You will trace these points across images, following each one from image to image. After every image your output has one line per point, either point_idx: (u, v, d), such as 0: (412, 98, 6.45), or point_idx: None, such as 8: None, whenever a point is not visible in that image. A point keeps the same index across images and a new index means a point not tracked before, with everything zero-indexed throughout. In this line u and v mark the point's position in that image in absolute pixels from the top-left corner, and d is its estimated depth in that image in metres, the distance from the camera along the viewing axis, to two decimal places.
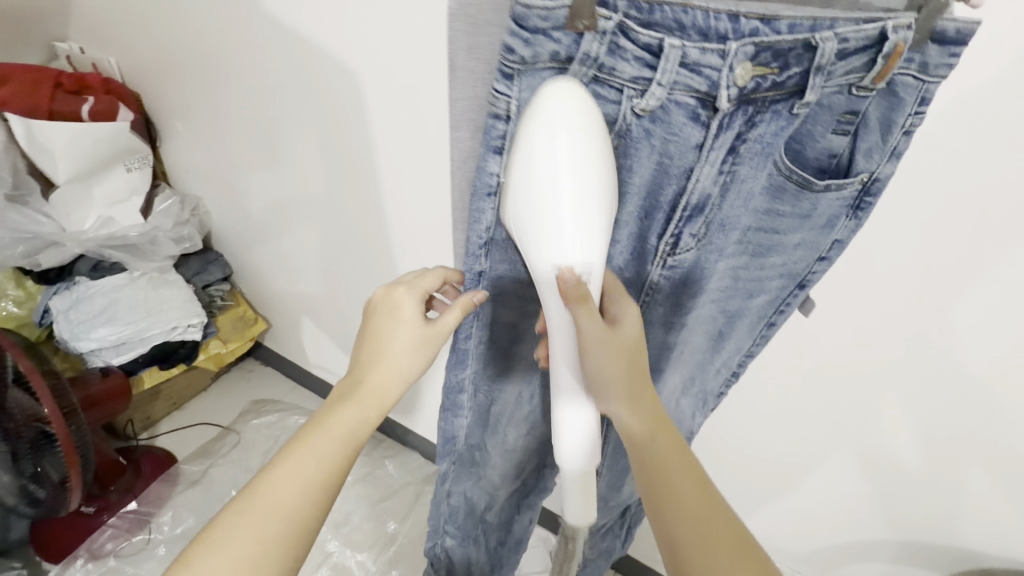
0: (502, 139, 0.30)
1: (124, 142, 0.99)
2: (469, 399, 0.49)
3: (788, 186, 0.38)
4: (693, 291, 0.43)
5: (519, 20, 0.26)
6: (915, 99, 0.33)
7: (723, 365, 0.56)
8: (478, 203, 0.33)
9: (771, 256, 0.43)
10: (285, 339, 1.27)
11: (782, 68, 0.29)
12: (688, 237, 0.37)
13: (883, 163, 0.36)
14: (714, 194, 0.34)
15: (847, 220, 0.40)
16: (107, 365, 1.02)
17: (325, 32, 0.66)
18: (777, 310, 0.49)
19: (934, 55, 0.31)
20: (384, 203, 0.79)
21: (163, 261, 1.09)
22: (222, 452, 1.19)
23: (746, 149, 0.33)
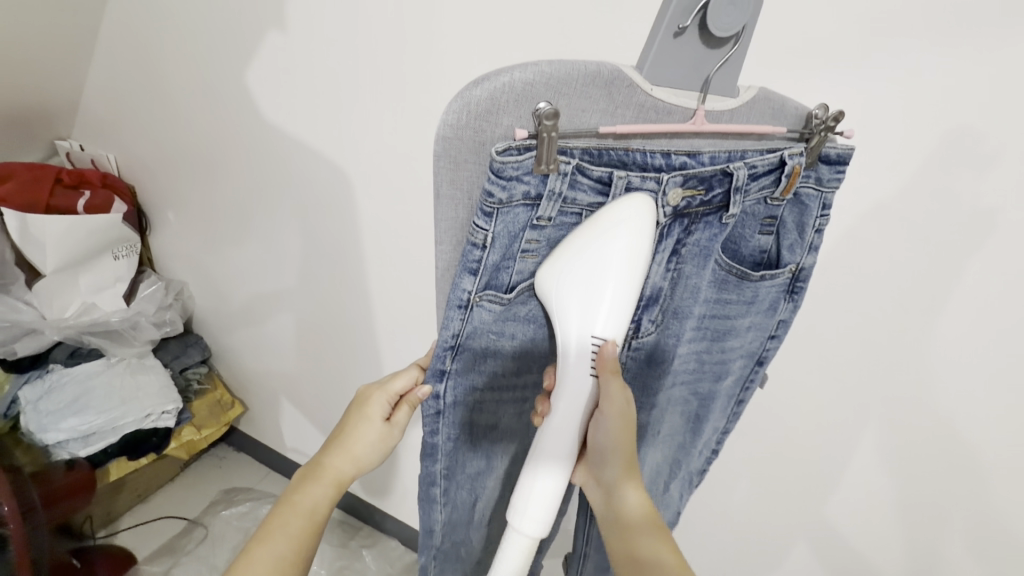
0: (476, 262, 0.35)
1: (115, 232, 1.02)
2: (442, 493, 0.50)
3: (731, 278, 0.44)
4: (657, 375, 0.46)
5: (497, 171, 0.31)
6: (819, 205, 0.42)
7: (705, 447, 0.59)
8: (448, 313, 0.37)
9: (729, 339, 0.48)
10: (262, 423, 1.25)
11: (707, 189, 0.36)
12: (647, 322, 0.41)
13: (804, 255, 0.44)
14: (665, 286, 0.40)
15: (787, 302, 0.47)
16: (73, 458, 0.98)
17: (324, 139, 0.73)
18: (743, 387, 0.54)
19: (825, 172, 0.40)
20: (370, 287, 0.84)
21: (143, 346, 1.09)
22: (188, 549, 1.14)
23: (686, 251, 0.39)
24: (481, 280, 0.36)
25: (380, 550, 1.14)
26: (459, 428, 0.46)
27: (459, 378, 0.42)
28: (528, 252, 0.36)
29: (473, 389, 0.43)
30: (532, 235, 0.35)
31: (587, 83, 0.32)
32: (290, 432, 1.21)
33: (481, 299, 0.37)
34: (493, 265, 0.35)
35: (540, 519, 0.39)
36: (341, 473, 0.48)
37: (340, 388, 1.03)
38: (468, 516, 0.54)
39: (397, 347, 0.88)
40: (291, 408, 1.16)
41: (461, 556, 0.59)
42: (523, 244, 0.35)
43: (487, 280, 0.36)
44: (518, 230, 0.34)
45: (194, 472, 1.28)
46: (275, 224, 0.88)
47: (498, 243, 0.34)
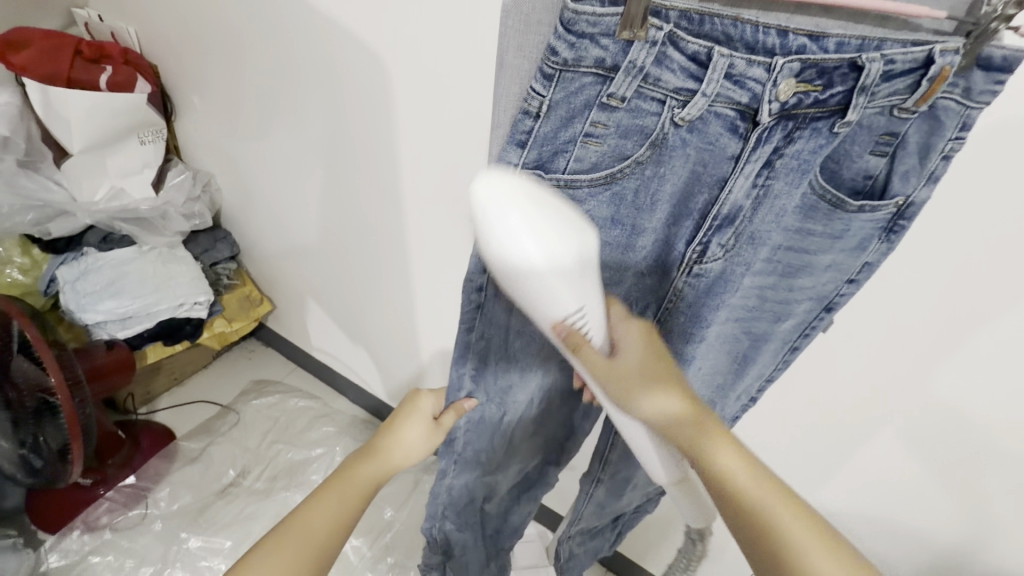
0: (526, 134, 0.34)
1: (140, 115, 0.98)
2: (473, 382, 0.54)
3: (820, 206, 0.39)
4: (715, 305, 0.44)
5: (568, 24, 0.30)
6: (956, 124, 0.33)
7: (744, 391, 0.56)
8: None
9: (800, 277, 0.44)
10: (289, 322, 1.27)
11: (826, 86, 0.31)
12: (716, 247, 0.39)
13: (920, 187, 0.36)
14: (746, 207, 0.37)
15: (880, 243, 0.40)
16: (112, 338, 1.02)
17: (355, 18, 0.66)
18: (802, 335, 0.48)
19: (979, 80, 0.32)
20: (403, 189, 0.79)
21: (173, 237, 1.09)
22: (222, 431, 1.21)
23: (782, 164, 0.34)
24: (529, 155, 0.35)
25: None
26: (496, 316, 0.48)
27: None
28: (591, 137, 0.34)
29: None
30: (598, 117, 0.33)
31: None
32: (316, 331, 1.23)
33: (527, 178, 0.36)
34: (544, 138, 0.34)
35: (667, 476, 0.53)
36: (392, 459, 0.54)
37: (367, 293, 1.02)
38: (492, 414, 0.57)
39: (427, 256, 0.85)
40: (317, 309, 1.17)
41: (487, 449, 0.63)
42: (587, 126, 0.34)
43: (538, 158, 0.35)
44: (582, 108, 0.33)
45: (226, 362, 1.34)
46: (303, 116, 0.84)
47: (554, 114, 0.33)
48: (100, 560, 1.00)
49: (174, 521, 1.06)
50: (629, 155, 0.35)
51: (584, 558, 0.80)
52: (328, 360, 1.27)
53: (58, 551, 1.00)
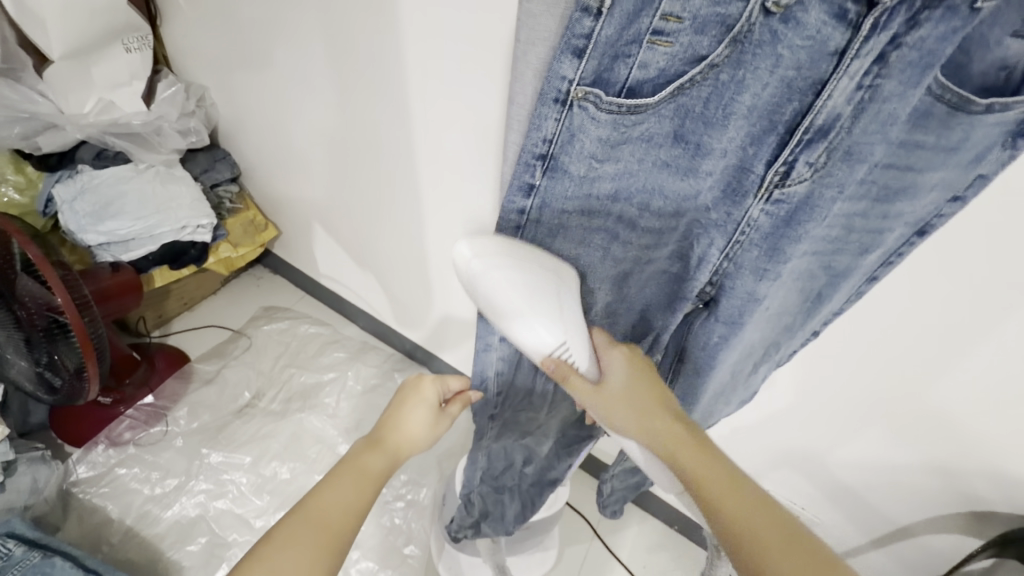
0: (584, 38, 0.31)
1: (122, 16, 0.89)
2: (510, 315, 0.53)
3: (936, 110, 0.37)
4: (796, 236, 0.41)
5: None
6: None
7: (812, 327, 0.56)
8: (543, 108, 0.35)
9: (897, 201, 0.43)
10: (296, 248, 1.25)
11: None
12: (803, 165, 0.36)
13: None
14: (845, 114, 0.34)
15: (998, 151, 0.39)
16: (116, 261, 0.99)
17: None
18: (887, 262, 0.49)
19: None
20: (410, 102, 0.73)
21: (170, 154, 1.04)
22: (235, 354, 1.22)
23: (897, 57, 0.31)
24: (587, 66, 0.32)
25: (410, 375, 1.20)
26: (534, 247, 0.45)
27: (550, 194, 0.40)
28: (660, 35, 0.31)
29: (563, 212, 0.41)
30: (673, 8, 0.30)
31: None
32: (324, 258, 1.20)
33: (583, 93, 0.33)
34: (607, 42, 0.31)
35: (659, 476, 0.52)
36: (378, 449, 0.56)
37: (374, 218, 0.99)
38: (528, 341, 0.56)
39: (437, 178, 0.81)
40: (324, 235, 1.14)
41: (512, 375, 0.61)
42: (658, 19, 0.31)
43: (597, 67, 0.32)
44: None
45: (234, 288, 1.33)
46: (302, 15, 0.75)
47: (618, 9, 0.30)
48: (127, 471, 1.04)
49: (195, 438, 1.09)
50: (705, 56, 0.33)
51: (622, 488, 0.82)
52: (335, 287, 1.26)
53: (86, 462, 1.03)
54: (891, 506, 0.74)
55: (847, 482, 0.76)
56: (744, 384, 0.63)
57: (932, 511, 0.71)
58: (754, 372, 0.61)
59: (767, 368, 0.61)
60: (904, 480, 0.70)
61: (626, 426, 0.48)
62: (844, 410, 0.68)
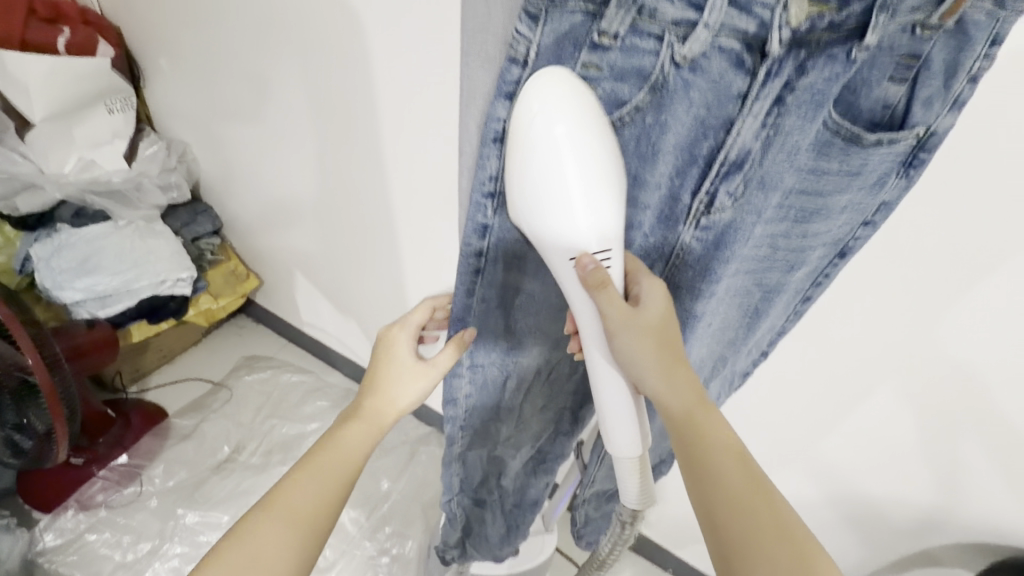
0: (513, 84, 0.31)
1: (106, 81, 0.92)
2: (472, 364, 0.52)
3: (836, 142, 0.35)
4: (725, 260, 0.41)
5: None
6: (986, 37, 0.31)
7: (755, 345, 0.55)
8: (485, 147, 0.34)
9: (814, 222, 0.41)
10: (277, 296, 1.25)
11: (841, 6, 0.28)
12: (724, 195, 0.35)
13: (943, 113, 0.34)
14: (755, 148, 0.33)
15: (897, 179, 0.38)
16: (93, 317, 0.99)
17: None
18: (815, 284, 0.48)
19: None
20: (384, 153, 0.76)
21: (150, 210, 1.05)
22: (214, 407, 1.20)
23: (793, 99, 0.31)
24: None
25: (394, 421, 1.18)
26: (494, 288, 0.45)
27: (502, 230, 0.39)
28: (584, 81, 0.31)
29: (515, 244, 0.41)
30: (590, 58, 0.30)
31: None
32: (306, 306, 1.20)
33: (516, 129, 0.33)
34: None
35: (630, 448, 0.45)
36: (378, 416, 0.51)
37: (355, 264, 0.99)
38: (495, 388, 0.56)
39: (414, 225, 0.82)
40: (305, 282, 1.14)
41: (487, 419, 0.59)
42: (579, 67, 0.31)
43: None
44: (571, 49, 0.30)
45: (215, 339, 1.32)
46: (281, 76, 0.78)
47: (543, 61, 0.31)
48: (97, 537, 1.00)
49: (170, 497, 1.06)
50: (626, 100, 0.32)
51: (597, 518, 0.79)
52: (318, 335, 1.25)
53: (54, 529, 1.00)
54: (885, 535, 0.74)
55: (839, 513, 0.75)
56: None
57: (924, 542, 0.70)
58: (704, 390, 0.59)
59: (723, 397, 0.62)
60: (896, 512, 0.69)
61: (643, 369, 0.41)
62: (829, 441, 0.68)
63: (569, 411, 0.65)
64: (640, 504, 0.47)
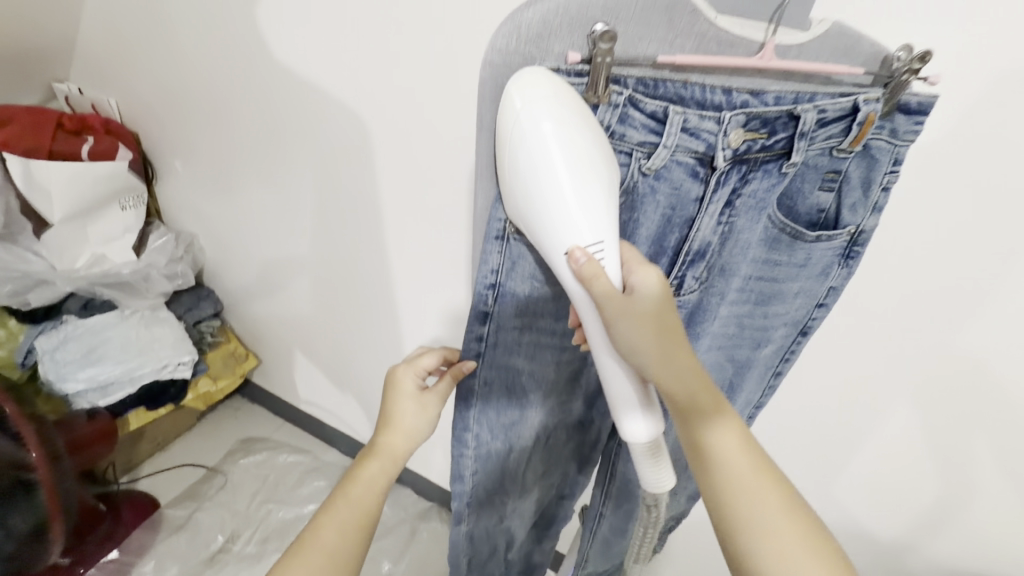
0: None
1: (121, 181, 0.99)
2: (475, 438, 0.51)
3: (783, 238, 0.44)
4: (697, 333, 0.48)
5: None
6: (889, 160, 0.41)
7: (735, 414, 0.61)
8: (487, 244, 0.38)
9: (772, 303, 0.49)
10: (275, 376, 1.27)
11: (770, 133, 0.35)
12: (691, 279, 0.42)
13: (867, 216, 0.44)
14: (714, 241, 0.40)
15: (840, 267, 0.47)
16: (93, 407, 0.99)
17: (337, 84, 0.70)
18: (783, 359, 0.55)
19: (902, 122, 0.39)
20: (386, 239, 0.82)
21: (156, 298, 1.09)
22: (209, 494, 1.17)
23: (741, 203, 0.38)
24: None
25: (394, 498, 1.17)
26: (495, 370, 0.47)
27: (502, 316, 0.42)
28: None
29: (513, 329, 0.44)
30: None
31: (644, 9, 0.32)
32: (304, 385, 1.22)
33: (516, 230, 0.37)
34: None
35: (642, 433, 0.42)
36: (394, 449, 0.53)
37: (354, 342, 1.03)
38: (500, 466, 0.56)
39: (414, 302, 0.88)
40: (304, 360, 1.17)
41: (496, 488, 0.58)
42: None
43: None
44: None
45: (210, 422, 1.31)
46: (288, 173, 0.85)
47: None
48: None
49: None
50: None
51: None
52: (316, 412, 1.26)
53: None
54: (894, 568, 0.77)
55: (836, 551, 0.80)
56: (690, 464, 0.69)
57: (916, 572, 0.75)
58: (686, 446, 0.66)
59: None
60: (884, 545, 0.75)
61: (645, 357, 0.39)
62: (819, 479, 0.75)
63: (570, 475, 0.68)
64: (664, 490, 0.44)
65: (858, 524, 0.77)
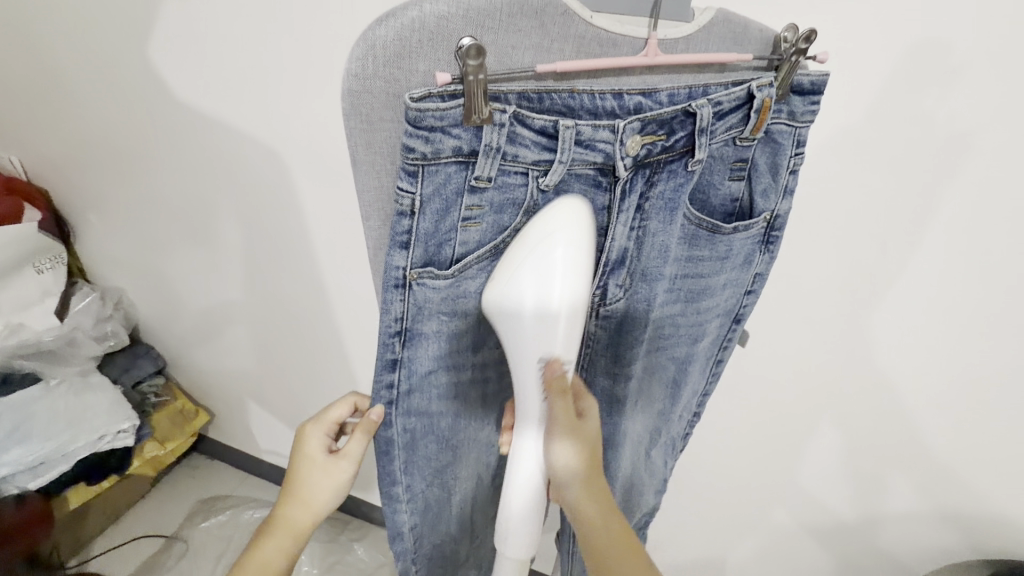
0: (406, 233, 0.33)
1: (33, 243, 0.91)
2: (405, 490, 0.47)
3: (701, 233, 0.44)
4: (631, 343, 0.46)
5: (415, 122, 0.28)
6: (793, 142, 0.42)
7: (685, 411, 0.60)
8: (386, 294, 0.35)
9: (704, 299, 0.48)
10: (231, 429, 1.20)
11: (669, 134, 0.35)
12: (614, 287, 0.41)
13: (779, 201, 0.44)
14: (631, 248, 0.39)
15: (762, 254, 0.47)
16: (23, 491, 0.90)
17: (247, 119, 0.66)
18: (722, 347, 0.55)
19: (798, 104, 0.40)
20: (323, 278, 0.79)
21: (85, 363, 1.01)
22: (169, 565, 1.09)
23: (650, 206, 0.38)
24: (415, 254, 0.33)
25: (372, 541, 1.13)
26: (416, 418, 0.43)
27: (415, 361, 0.39)
28: (470, 220, 0.33)
29: (431, 371, 0.41)
30: (471, 201, 0.32)
31: (513, 14, 0.29)
32: (263, 434, 1.16)
33: (419, 275, 0.34)
34: (426, 233, 0.33)
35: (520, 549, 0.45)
36: (296, 519, 0.50)
37: (307, 385, 0.99)
38: (443, 509, 0.52)
39: (363, 338, 0.84)
40: (259, 409, 1.11)
41: (443, 541, 0.56)
42: (463, 211, 0.33)
43: (426, 254, 0.34)
44: (454, 196, 0.32)
45: (167, 487, 1.22)
46: (213, 217, 0.81)
47: (429, 208, 0.32)
48: None
49: None
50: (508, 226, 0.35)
51: None
52: (279, 461, 1.20)
53: None
54: (857, 552, 0.77)
55: (812, 540, 0.80)
56: (653, 479, 0.65)
57: (888, 553, 0.75)
58: (649, 457, 0.62)
59: (663, 466, 0.64)
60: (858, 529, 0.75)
61: (568, 472, 0.42)
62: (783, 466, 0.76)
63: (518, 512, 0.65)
64: None
65: (837, 515, 0.76)
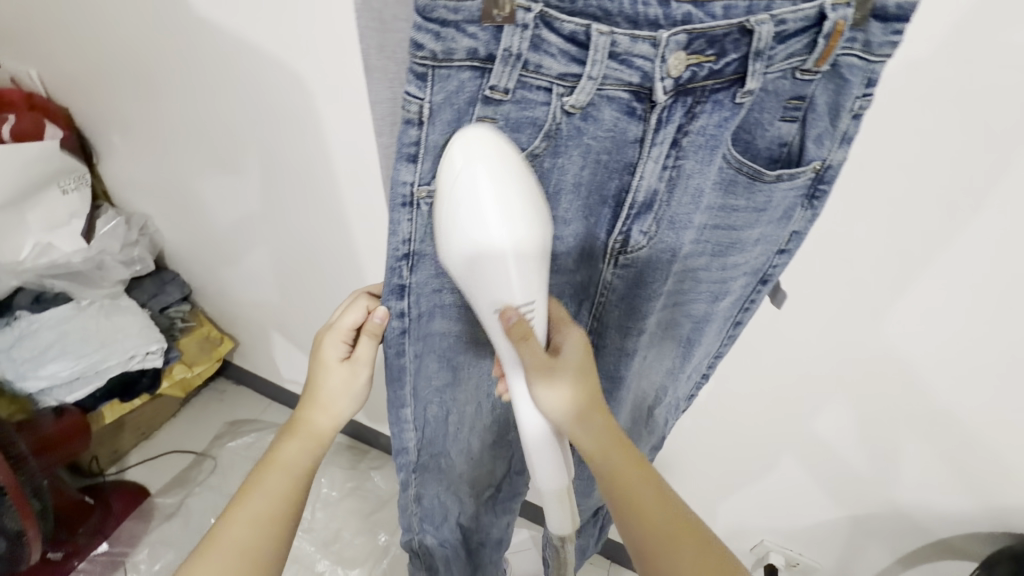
0: (414, 144, 0.32)
1: (57, 162, 0.91)
2: (414, 413, 0.49)
3: (739, 180, 0.39)
4: (649, 294, 0.45)
5: (424, 13, 0.28)
6: (861, 80, 0.35)
7: (694, 370, 0.57)
8: (394, 212, 0.35)
9: (732, 254, 0.44)
10: (255, 357, 1.22)
11: (719, 55, 0.31)
12: (637, 233, 0.39)
13: (834, 149, 0.38)
14: (660, 189, 0.37)
15: (803, 210, 0.42)
16: (61, 404, 0.95)
17: (264, 35, 0.62)
18: (742, 309, 0.50)
19: (877, 32, 0.33)
20: (345, 211, 0.77)
21: (113, 286, 1.03)
22: (199, 480, 1.16)
23: (688, 142, 0.35)
24: (424, 168, 0.33)
25: (388, 471, 1.16)
26: (428, 341, 0.44)
27: (422, 288, 0.39)
28: None
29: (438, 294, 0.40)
30: (484, 112, 0.31)
31: None
32: (285, 364, 1.18)
33: (425, 195, 0.33)
34: (436, 145, 0.32)
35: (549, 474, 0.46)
36: (317, 424, 0.51)
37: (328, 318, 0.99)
38: (444, 429, 0.54)
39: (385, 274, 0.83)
40: (281, 339, 1.13)
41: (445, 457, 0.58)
42: (476, 123, 0.32)
43: (436, 168, 0.33)
44: (467, 105, 0.31)
45: (195, 408, 1.28)
46: (232, 140, 0.78)
47: (439, 118, 0.31)
48: None
49: None
50: (525, 148, 0.33)
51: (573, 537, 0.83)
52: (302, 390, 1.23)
53: None
54: (878, 523, 0.75)
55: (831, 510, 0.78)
56: (650, 435, 0.65)
57: (911, 529, 0.73)
58: (652, 414, 0.62)
59: (671, 417, 0.63)
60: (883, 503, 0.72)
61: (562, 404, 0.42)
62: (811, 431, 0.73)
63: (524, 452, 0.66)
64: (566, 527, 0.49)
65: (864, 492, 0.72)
